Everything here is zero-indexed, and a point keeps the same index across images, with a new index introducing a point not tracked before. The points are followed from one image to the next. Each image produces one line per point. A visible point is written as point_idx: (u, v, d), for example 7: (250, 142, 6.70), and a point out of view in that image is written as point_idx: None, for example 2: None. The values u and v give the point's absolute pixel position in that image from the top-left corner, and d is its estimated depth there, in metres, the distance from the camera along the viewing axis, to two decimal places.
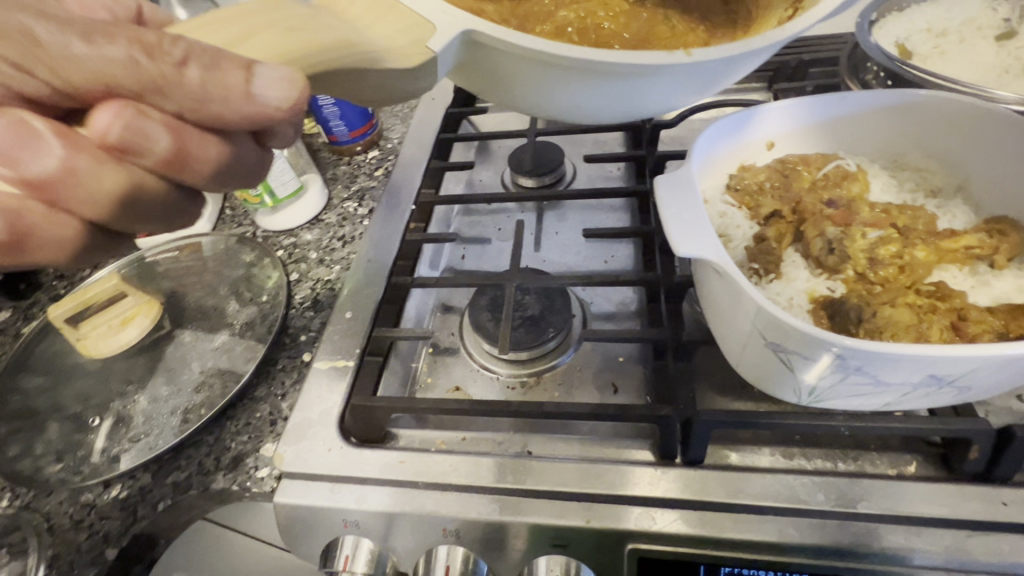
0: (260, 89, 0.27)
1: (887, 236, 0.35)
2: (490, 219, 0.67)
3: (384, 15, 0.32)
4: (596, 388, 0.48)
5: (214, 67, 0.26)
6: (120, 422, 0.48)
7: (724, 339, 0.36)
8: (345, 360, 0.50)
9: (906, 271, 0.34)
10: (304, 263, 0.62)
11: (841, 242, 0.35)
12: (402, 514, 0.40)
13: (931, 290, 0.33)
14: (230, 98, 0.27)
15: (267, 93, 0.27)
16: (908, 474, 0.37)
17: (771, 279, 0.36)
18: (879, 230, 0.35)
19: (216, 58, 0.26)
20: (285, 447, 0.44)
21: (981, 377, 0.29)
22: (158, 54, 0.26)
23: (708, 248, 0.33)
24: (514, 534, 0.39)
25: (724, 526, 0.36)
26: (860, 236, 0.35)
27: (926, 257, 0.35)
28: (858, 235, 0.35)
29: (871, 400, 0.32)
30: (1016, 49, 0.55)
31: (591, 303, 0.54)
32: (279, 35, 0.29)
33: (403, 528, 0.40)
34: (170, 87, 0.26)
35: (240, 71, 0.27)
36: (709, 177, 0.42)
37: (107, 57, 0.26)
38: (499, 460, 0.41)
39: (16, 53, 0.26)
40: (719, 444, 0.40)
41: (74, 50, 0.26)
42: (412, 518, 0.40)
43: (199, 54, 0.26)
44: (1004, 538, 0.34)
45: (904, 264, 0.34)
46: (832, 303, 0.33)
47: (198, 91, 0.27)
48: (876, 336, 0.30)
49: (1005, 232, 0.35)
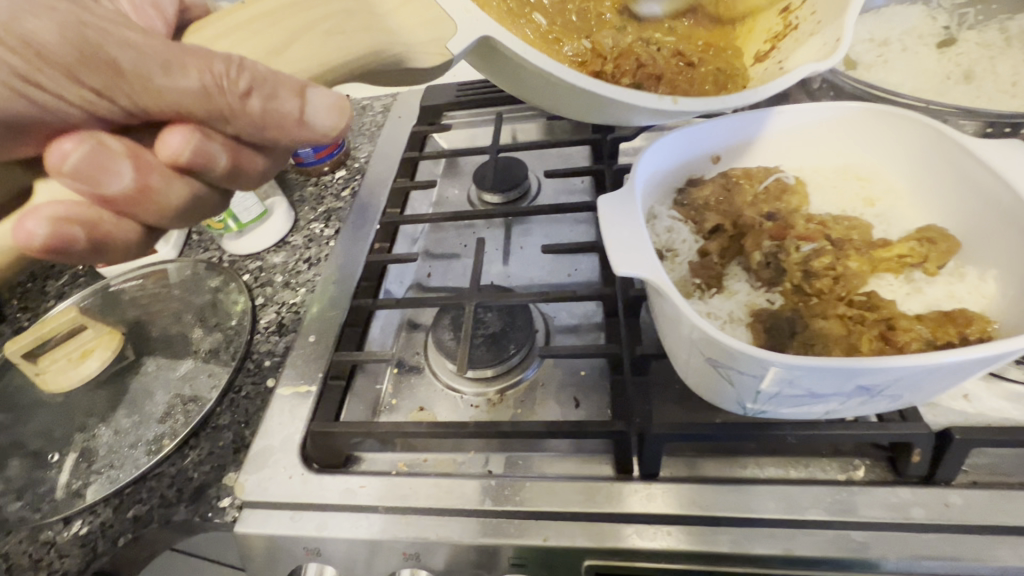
0: (314, 117, 0.31)
1: (821, 248, 0.36)
2: (456, 235, 0.67)
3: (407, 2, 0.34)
4: (558, 403, 0.48)
5: (274, 98, 0.29)
6: (81, 457, 0.48)
7: (672, 353, 0.37)
8: (308, 386, 0.50)
9: (841, 281, 0.35)
10: (271, 287, 0.62)
11: (777, 257, 0.37)
12: (387, 542, 0.39)
13: (863, 300, 0.34)
14: (287, 125, 0.30)
15: (321, 119, 0.31)
16: (857, 479, 0.38)
17: (713, 293, 0.38)
18: (812, 243, 0.36)
19: (274, 88, 0.29)
20: (247, 476, 0.44)
21: (906, 385, 0.30)
22: (228, 88, 0.28)
23: (645, 266, 0.33)
24: (505, 556, 0.38)
25: (725, 540, 0.36)
26: (794, 250, 0.36)
27: (860, 268, 0.36)
28: (793, 249, 0.36)
29: (811, 409, 0.33)
30: (956, 56, 0.57)
31: (554, 318, 0.55)
32: (320, 42, 0.31)
33: (385, 553, 0.40)
34: (235, 115, 0.29)
35: (296, 100, 0.30)
36: (657, 193, 0.43)
37: (184, 89, 0.28)
38: (484, 482, 0.41)
39: (97, 81, 0.27)
40: (674, 456, 0.41)
41: (151, 79, 0.27)
42: (400, 544, 0.39)
43: (261, 85, 0.29)
44: (952, 538, 0.34)
45: (837, 275, 0.35)
46: (768, 315, 0.35)
47: (259, 120, 0.30)
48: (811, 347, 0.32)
49: (936, 239, 0.37)
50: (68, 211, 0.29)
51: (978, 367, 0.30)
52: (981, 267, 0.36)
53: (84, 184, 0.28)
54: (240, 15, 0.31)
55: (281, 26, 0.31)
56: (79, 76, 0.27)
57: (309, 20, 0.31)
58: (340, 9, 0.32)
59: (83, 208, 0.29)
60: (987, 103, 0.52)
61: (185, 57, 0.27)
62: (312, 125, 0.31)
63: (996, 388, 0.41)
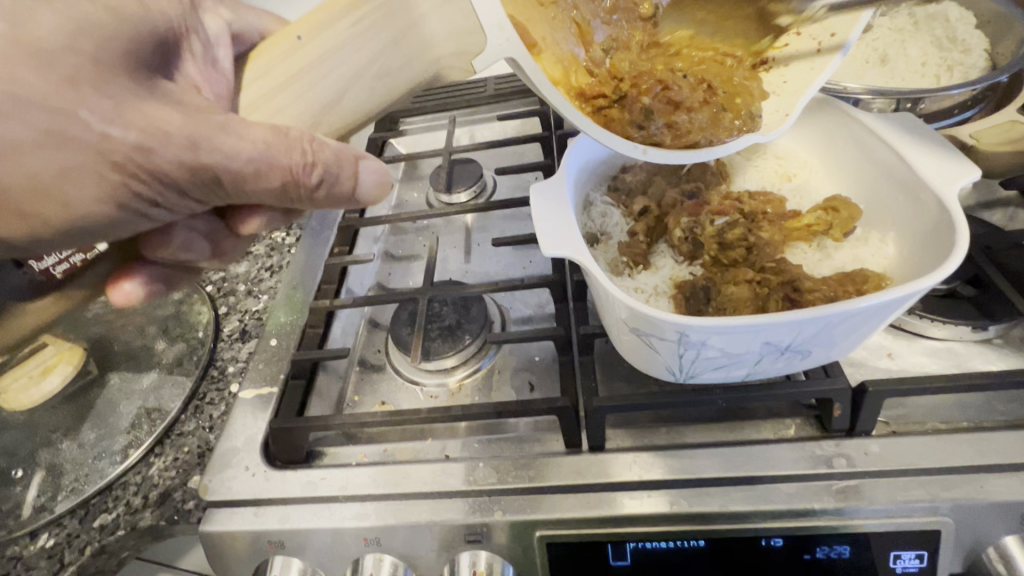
0: (363, 190, 0.38)
1: (733, 221, 0.41)
2: (415, 236, 0.69)
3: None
4: (514, 387, 0.50)
5: (334, 184, 0.36)
6: (46, 472, 0.48)
7: (609, 328, 0.39)
8: (269, 388, 0.51)
9: (751, 251, 0.39)
10: (233, 296, 0.63)
11: (694, 231, 0.40)
12: (369, 529, 0.40)
13: (771, 268, 0.37)
14: (342, 198, 0.37)
15: (367, 192, 0.39)
16: (787, 436, 0.40)
17: (640, 270, 0.41)
18: (724, 218, 0.40)
19: (337, 172, 0.35)
20: (211, 477, 0.45)
21: (810, 340, 0.33)
22: (305, 181, 0.34)
23: (572, 247, 0.36)
24: (495, 532, 0.40)
25: (703, 502, 0.38)
26: (709, 224, 0.40)
27: (771, 238, 0.40)
28: (708, 223, 0.40)
29: (733, 372, 0.36)
30: (873, 41, 0.61)
31: (510, 309, 0.57)
32: (370, 87, 0.34)
33: (374, 541, 0.41)
34: (301, 196, 0.36)
35: (352, 178, 0.37)
36: (592, 181, 0.46)
37: (266, 189, 0.34)
38: (465, 465, 0.42)
39: (204, 191, 0.33)
40: (619, 428, 0.43)
41: (245, 181, 0.33)
42: (389, 530, 0.40)
43: (328, 172, 0.34)
44: (869, 483, 0.37)
45: (749, 244, 0.39)
46: (687, 287, 0.38)
47: (322, 196, 0.36)
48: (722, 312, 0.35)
49: (839, 208, 0.41)
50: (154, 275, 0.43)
51: (878, 318, 0.32)
52: (882, 230, 0.40)
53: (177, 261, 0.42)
54: (291, 59, 0.32)
55: (331, 79, 0.33)
56: (192, 190, 0.33)
57: (358, 63, 0.33)
58: (384, 42, 0.33)
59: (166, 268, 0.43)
60: (901, 84, 0.57)
61: (273, 158, 0.32)
62: (361, 196, 0.38)
63: (915, 345, 0.44)
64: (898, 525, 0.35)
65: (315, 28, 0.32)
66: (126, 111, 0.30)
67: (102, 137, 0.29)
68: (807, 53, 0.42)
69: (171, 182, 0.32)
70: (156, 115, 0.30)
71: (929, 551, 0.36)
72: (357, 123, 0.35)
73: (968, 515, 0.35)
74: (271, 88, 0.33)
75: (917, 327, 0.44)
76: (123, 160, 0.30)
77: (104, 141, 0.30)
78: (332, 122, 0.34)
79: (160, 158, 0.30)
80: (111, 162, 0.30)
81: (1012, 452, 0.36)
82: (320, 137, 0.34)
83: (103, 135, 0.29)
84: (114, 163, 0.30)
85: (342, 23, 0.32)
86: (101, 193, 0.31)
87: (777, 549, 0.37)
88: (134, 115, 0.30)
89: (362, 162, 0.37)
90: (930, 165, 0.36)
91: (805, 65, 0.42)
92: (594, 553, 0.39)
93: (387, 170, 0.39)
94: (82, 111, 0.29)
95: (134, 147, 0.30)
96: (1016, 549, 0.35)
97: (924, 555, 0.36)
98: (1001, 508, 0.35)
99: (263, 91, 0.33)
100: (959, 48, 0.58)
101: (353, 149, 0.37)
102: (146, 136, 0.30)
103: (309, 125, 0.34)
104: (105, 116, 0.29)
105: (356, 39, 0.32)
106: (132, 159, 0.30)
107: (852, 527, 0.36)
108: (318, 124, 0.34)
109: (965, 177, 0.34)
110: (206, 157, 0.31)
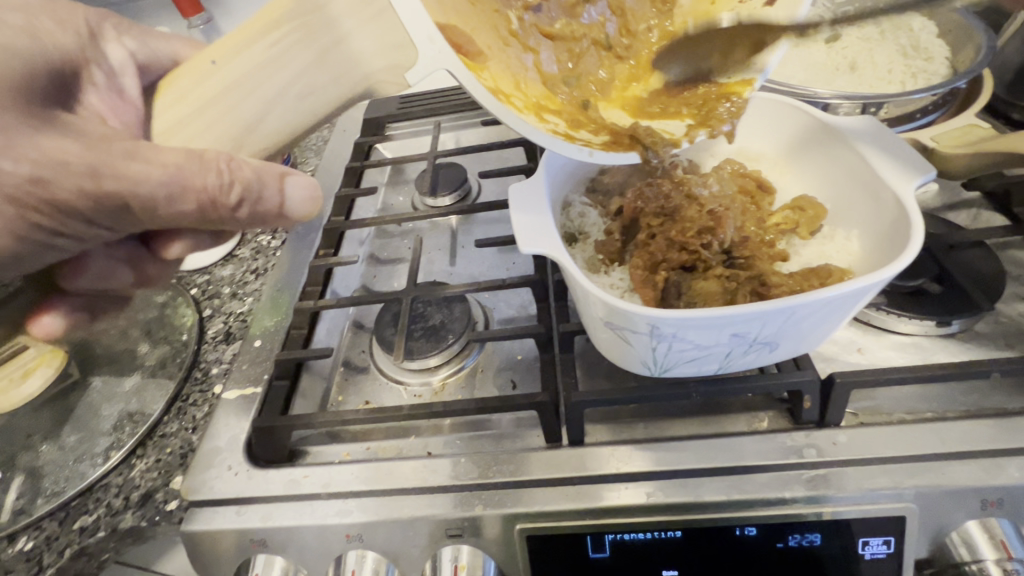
0: (293, 206, 0.38)
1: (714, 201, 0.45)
2: (400, 239, 0.69)
3: (370, 17, 0.33)
4: (497, 385, 0.51)
5: (257, 205, 0.36)
6: (26, 476, 0.48)
7: (586, 323, 0.40)
8: (253, 388, 0.52)
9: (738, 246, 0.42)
10: (217, 299, 0.63)
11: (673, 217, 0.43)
12: (353, 525, 0.41)
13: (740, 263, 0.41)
14: (270, 215, 0.37)
15: (298, 207, 0.38)
16: (760, 429, 0.41)
17: (614, 266, 0.44)
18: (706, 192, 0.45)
19: (259, 190, 0.35)
20: (193, 477, 0.45)
21: (775, 333, 0.34)
22: (223, 201, 0.34)
23: (547, 244, 0.37)
24: (484, 524, 0.40)
25: (684, 494, 0.38)
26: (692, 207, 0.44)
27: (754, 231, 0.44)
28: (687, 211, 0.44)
29: (704, 365, 0.37)
30: (842, 49, 0.65)
31: (494, 310, 0.58)
32: (292, 108, 0.35)
33: (359, 535, 0.41)
34: (226, 220, 0.36)
35: (278, 194, 0.36)
36: (571, 182, 0.48)
37: (179, 215, 0.34)
38: (452, 461, 0.43)
39: (109, 221, 0.34)
40: (599, 423, 0.44)
41: (160, 208, 0.33)
42: (375, 525, 0.41)
43: (248, 193, 0.35)
44: (836, 472, 0.38)
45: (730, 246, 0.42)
46: (657, 281, 0.40)
47: (246, 215, 0.36)
48: (693, 305, 0.38)
49: (805, 207, 0.43)
50: (75, 307, 0.41)
51: (836, 311, 0.34)
52: (846, 227, 0.42)
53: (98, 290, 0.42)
54: (205, 82, 0.34)
55: (247, 100, 0.34)
56: (99, 218, 0.33)
57: (276, 84, 0.34)
58: (306, 62, 0.34)
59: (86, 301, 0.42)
60: (868, 89, 0.60)
61: (187, 181, 0.32)
62: (291, 212, 0.38)
63: (883, 340, 0.46)
64: (867, 511, 0.37)
65: (229, 52, 0.33)
66: (17, 144, 0.31)
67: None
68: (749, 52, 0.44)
69: (74, 212, 0.32)
70: (52, 147, 0.32)
71: (897, 537, 0.37)
72: (295, 138, 0.36)
73: (932, 501, 0.36)
74: (187, 108, 0.34)
75: (887, 322, 0.46)
76: (18, 192, 0.31)
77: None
78: (256, 143, 0.35)
79: (58, 188, 0.31)
80: (9, 197, 0.31)
81: (972, 439, 0.38)
82: (238, 157, 0.34)
83: None
84: (13, 198, 0.31)
85: (256, 46, 0.33)
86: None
87: (751, 537, 0.38)
88: (27, 150, 0.31)
89: (288, 177, 0.37)
90: (887, 165, 0.38)
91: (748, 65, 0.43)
92: (574, 545, 0.39)
93: (318, 185, 0.39)
94: None
95: (28, 178, 0.31)
96: (977, 533, 0.36)
97: (891, 541, 0.37)
98: (962, 493, 0.36)
99: (179, 113, 0.34)
100: (923, 55, 0.61)
101: (278, 166, 0.37)
102: (39, 167, 0.31)
103: (231, 148, 0.35)
104: None
105: (272, 60, 0.33)
106: (27, 192, 0.31)
107: (823, 514, 0.37)
108: (240, 143, 0.35)
109: (920, 175, 0.36)
110: (111, 184, 0.32)
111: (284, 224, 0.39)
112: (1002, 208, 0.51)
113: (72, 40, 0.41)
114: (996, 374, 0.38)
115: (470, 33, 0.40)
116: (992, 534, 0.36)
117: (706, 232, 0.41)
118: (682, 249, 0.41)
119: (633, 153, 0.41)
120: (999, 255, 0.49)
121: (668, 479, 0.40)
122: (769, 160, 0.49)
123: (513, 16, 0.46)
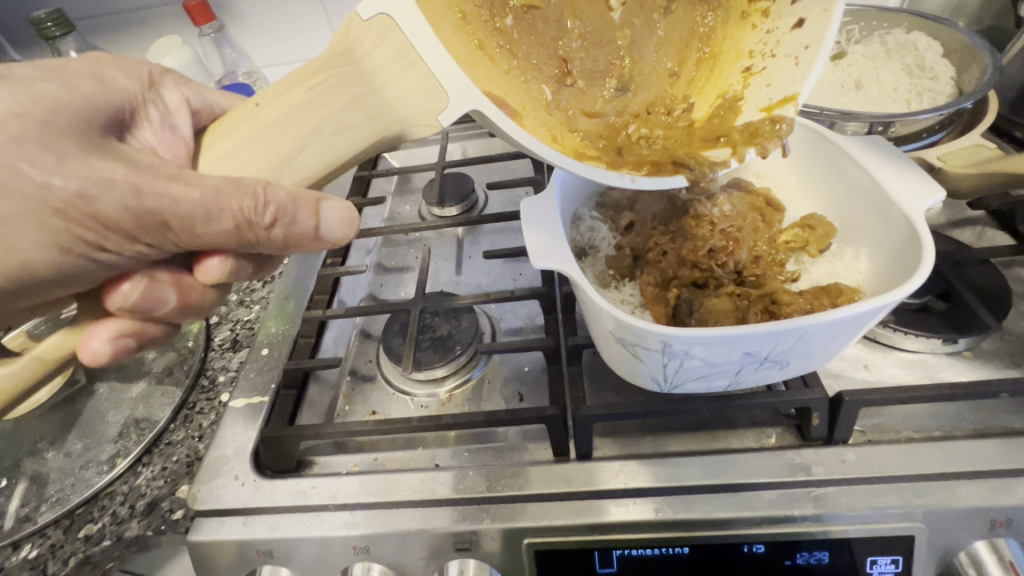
0: (327, 229, 0.38)
1: (727, 214, 0.45)
2: (407, 248, 0.70)
3: (405, 68, 0.35)
4: (503, 397, 0.50)
5: (292, 223, 0.36)
6: (33, 482, 0.47)
7: (596, 338, 0.40)
8: (260, 397, 0.52)
9: (757, 262, 0.43)
10: (225, 305, 0.64)
11: (686, 233, 0.44)
12: (358, 537, 0.41)
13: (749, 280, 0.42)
14: (305, 238, 0.37)
15: (334, 229, 0.38)
16: (768, 445, 0.41)
17: (626, 281, 0.45)
18: (720, 207, 0.45)
19: (294, 211, 0.35)
20: (199, 486, 0.45)
21: (787, 351, 0.34)
22: (258, 222, 0.34)
23: (560, 261, 0.37)
24: (488, 537, 0.40)
25: (693, 509, 0.39)
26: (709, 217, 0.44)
27: (767, 249, 0.44)
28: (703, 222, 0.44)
29: (715, 381, 0.37)
30: (847, 67, 0.66)
31: (501, 320, 0.58)
32: (328, 144, 0.35)
33: (367, 547, 0.41)
34: (261, 240, 0.36)
35: (313, 218, 0.37)
36: (581, 197, 0.49)
37: (218, 233, 0.35)
38: (456, 473, 0.43)
39: (149, 236, 0.34)
40: (606, 437, 0.44)
41: (199, 225, 0.34)
42: (381, 537, 0.41)
43: (283, 213, 0.35)
44: (845, 490, 0.38)
45: (740, 272, 0.42)
46: (667, 301, 0.41)
47: (282, 237, 0.36)
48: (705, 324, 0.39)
49: (815, 226, 0.44)
50: (121, 329, 0.38)
51: (852, 329, 0.34)
52: (856, 246, 0.42)
53: (139, 311, 0.38)
54: (246, 123, 0.35)
55: (286, 136, 0.34)
56: (139, 233, 0.34)
57: (315, 121, 0.35)
58: (342, 104, 0.35)
59: (130, 323, 0.38)
60: (874, 107, 0.60)
61: (224, 201, 0.33)
62: (326, 234, 0.38)
63: (891, 357, 0.46)
64: (874, 530, 0.37)
65: (271, 96, 0.35)
66: (68, 164, 0.33)
67: (44, 186, 0.32)
68: (786, 68, 0.41)
69: (117, 228, 0.33)
70: (101, 167, 0.33)
71: (904, 556, 0.37)
72: (336, 169, 0.36)
73: (941, 521, 0.37)
74: (230, 147, 0.35)
75: (893, 339, 0.46)
76: (63, 207, 0.32)
77: (47, 191, 0.32)
78: (293, 175, 0.35)
79: (101, 203, 0.32)
80: (54, 209, 0.32)
81: (982, 459, 0.38)
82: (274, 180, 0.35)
83: (44, 183, 0.32)
84: (55, 211, 0.32)
85: (296, 90, 0.34)
86: (42, 239, 0.33)
87: (758, 555, 0.38)
88: (74, 169, 0.33)
89: (324, 203, 0.37)
90: (899, 187, 0.39)
91: (788, 86, 0.40)
92: (581, 560, 0.39)
93: (352, 208, 0.39)
94: (25, 167, 0.32)
95: (73, 195, 0.32)
96: (987, 553, 0.36)
97: (899, 561, 0.37)
98: (970, 513, 0.36)
99: (220, 152, 0.35)
100: (928, 75, 0.62)
101: (314, 192, 0.37)
102: (86, 184, 0.32)
103: (270, 177, 0.35)
104: (46, 169, 0.32)
105: (310, 103, 0.35)
106: (71, 205, 0.32)
107: (831, 533, 0.37)
108: (279, 174, 0.35)
109: (931, 198, 0.37)
110: (152, 202, 0.33)
111: (319, 247, 0.39)
112: (1007, 226, 0.52)
113: (133, 86, 0.45)
114: (1005, 394, 0.39)
115: (503, 94, 0.39)
116: (1000, 555, 0.36)
117: (718, 251, 0.42)
118: (694, 267, 0.42)
119: (680, 175, 0.40)
120: (1004, 273, 0.50)
121: (678, 494, 0.40)
122: (778, 177, 0.50)
123: (546, 86, 0.45)
